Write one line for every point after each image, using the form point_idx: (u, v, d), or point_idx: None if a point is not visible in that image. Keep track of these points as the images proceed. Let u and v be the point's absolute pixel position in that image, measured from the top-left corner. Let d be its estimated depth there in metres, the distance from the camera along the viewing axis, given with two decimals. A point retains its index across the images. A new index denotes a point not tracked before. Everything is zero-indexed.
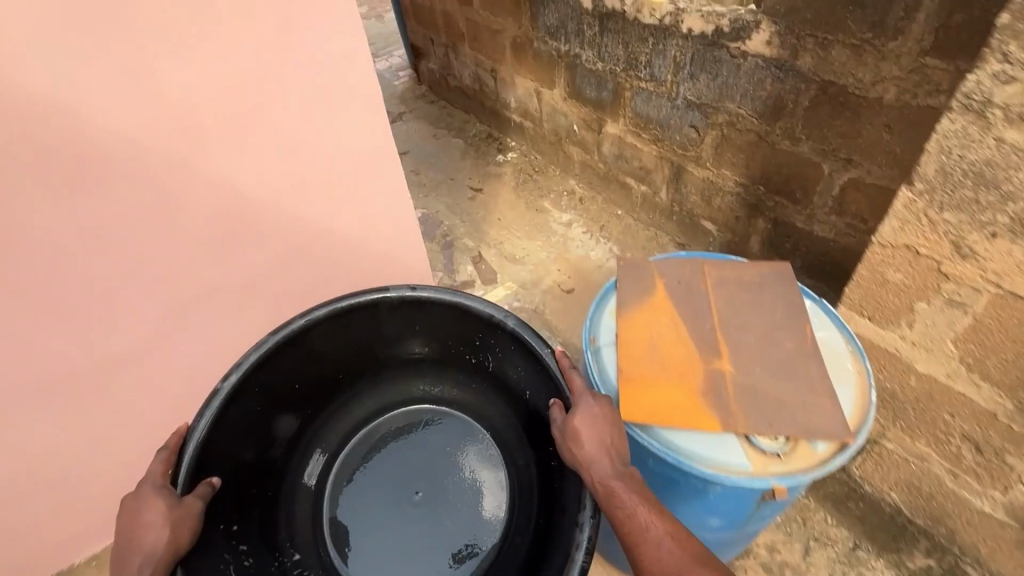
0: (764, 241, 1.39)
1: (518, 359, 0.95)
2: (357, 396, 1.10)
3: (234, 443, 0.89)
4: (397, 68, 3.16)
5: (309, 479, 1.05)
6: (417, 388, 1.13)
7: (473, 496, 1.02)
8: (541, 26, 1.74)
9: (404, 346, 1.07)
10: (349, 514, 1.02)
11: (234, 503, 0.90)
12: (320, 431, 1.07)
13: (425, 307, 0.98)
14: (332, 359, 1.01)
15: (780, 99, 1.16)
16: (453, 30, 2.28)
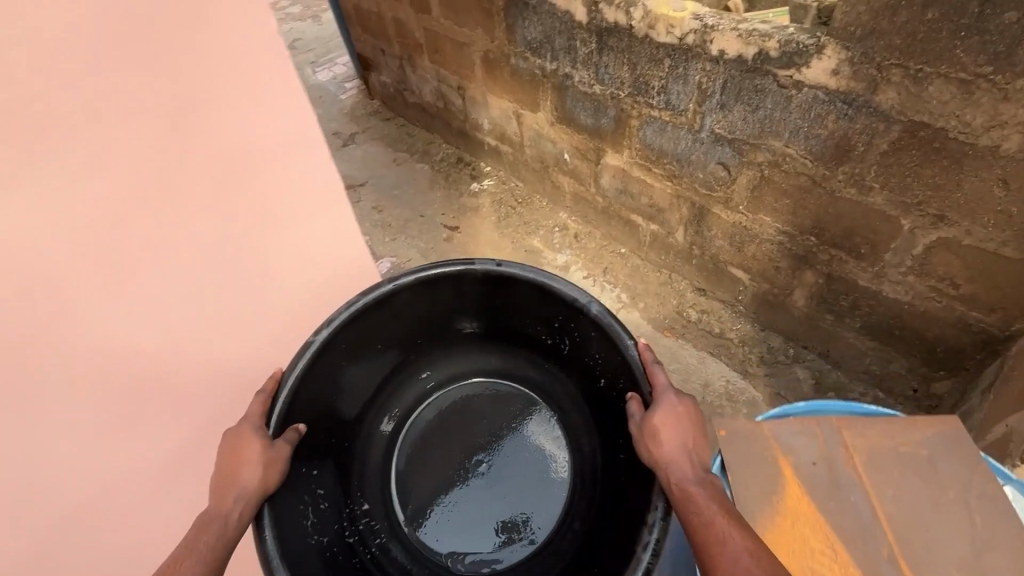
0: (811, 296, 1.18)
1: (597, 344, 0.98)
2: (433, 360, 1.22)
3: (318, 395, 0.96)
4: (343, 79, 2.81)
5: (383, 434, 1.17)
6: (491, 360, 1.24)
7: (536, 466, 1.12)
8: (519, 40, 1.46)
9: (484, 317, 1.14)
10: (414, 471, 1.15)
11: (314, 455, 0.98)
12: (388, 400, 1.18)
13: (508, 285, 1.02)
14: (415, 321, 1.10)
15: (845, 140, 0.93)
16: (407, 40, 1.95)
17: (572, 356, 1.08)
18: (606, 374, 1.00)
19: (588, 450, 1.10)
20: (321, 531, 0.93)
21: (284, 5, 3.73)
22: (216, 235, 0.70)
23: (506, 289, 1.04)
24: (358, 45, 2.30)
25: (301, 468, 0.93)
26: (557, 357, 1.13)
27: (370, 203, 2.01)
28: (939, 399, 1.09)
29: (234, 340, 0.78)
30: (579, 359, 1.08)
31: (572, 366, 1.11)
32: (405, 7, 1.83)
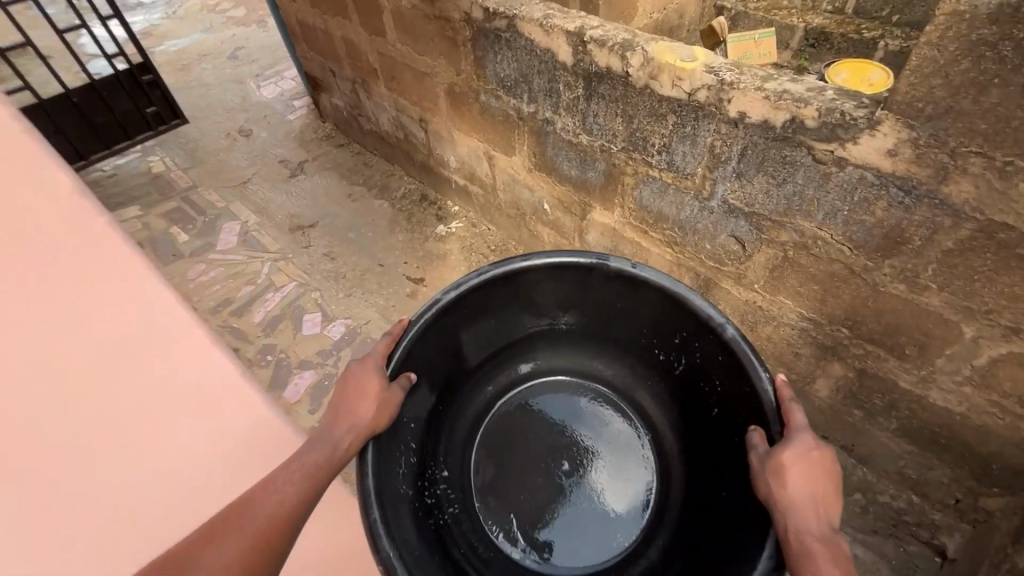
0: (835, 388, 1.01)
1: (717, 370, 1.00)
2: (540, 350, 1.29)
3: (444, 345, 1.08)
4: (291, 96, 2.52)
5: (481, 401, 1.25)
6: (594, 363, 1.27)
7: (617, 482, 1.14)
8: (490, 76, 1.24)
9: (601, 322, 1.19)
10: (497, 447, 1.19)
11: (418, 419, 1.05)
12: (493, 370, 1.26)
13: (636, 291, 1.07)
14: (534, 305, 1.18)
15: (897, 232, 0.76)
16: (359, 63, 1.70)
17: (685, 376, 1.10)
18: (721, 403, 1.01)
19: (676, 480, 1.12)
20: (410, 488, 0.98)
21: (227, 9, 3.39)
22: None
23: (635, 293, 1.07)
24: (306, 63, 2.03)
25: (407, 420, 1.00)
26: (668, 376, 1.16)
27: (322, 248, 1.76)
28: (988, 513, 0.93)
29: None
30: (690, 380, 1.10)
31: (681, 386, 1.13)
32: (355, 27, 1.58)
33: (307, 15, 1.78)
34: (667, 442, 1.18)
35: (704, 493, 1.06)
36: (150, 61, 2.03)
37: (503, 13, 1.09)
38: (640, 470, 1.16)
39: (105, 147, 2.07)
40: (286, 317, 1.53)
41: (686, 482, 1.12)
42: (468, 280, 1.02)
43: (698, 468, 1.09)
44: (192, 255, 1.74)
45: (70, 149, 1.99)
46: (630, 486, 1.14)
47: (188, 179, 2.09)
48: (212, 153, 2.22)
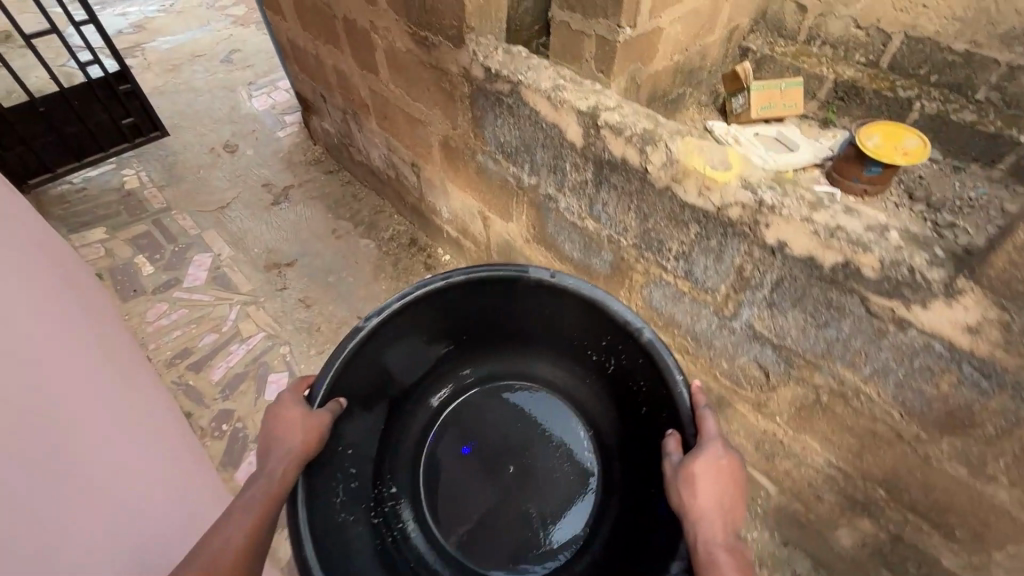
0: (861, 541, 0.88)
1: (642, 372, 1.01)
2: (476, 358, 1.28)
3: (381, 367, 1.10)
4: (283, 110, 2.37)
5: (425, 414, 1.25)
6: (535, 366, 1.27)
7: (563, 485, 1.15)
8: (488, 138, 1.09)
9: (535, 327, 1.19)
10: (445, 454, 1.20)
11: (356, 442, 1.06)
12: (438, 378, 1.26)
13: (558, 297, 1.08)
14: (465, 318, 1.18)
15: (966, 412, 0.62)
16: (352, 95, 1.55)
17: (617, 377, 1.10)
18: (649, 403, 1.02)
19: (617, 476, 1.13)
20: (346, 511, 0.98)
21: (226, 7, 3.23)
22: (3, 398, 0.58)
23: (559, 301, 1.06)
24: (297, 83, 1.88)
25: (339, 448, 1.01)
26: (603, 376, 1.15)
27: (298, 293, 1.60)
28: None
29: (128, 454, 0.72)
30: (624, 383, 1.09)
31: (617, 388, 1.12)
32: (347, 58, 1.43)
33: (298, 36, 1.62)
34: (609, 436, 1.18)
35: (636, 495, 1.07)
36: (128, 70, 1.88)
37: (509, 77, 0.94)
38: (581, 459, 1.17)
39: (74, 159, 1.91)
40: (249, 377, 1.38)
41: (626, 475, 1.12)
42: (391, 304, 1.02)
43: (635, 467, 1.10)
44: (155, 292, 1.59)
45: (35, 161, 1.83)
46: (573, 477, 1.16)
47: (162, 199, 1.93)
48: (192, 170, 2.06)
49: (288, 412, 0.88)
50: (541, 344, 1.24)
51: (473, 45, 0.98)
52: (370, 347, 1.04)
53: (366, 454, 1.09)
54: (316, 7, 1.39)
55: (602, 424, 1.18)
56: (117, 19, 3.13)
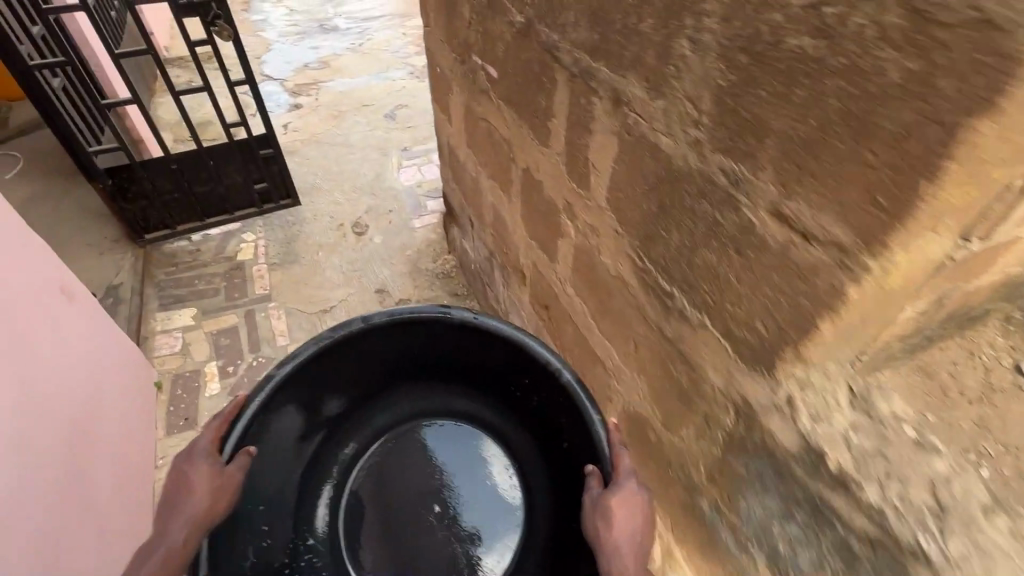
0: None
1: (562, 409, 0.84)
2: (385, 402, 1.03)
3: (290, 412, 0.88)
4: (427, 191, 2.04)
5: (338, 467, 1.00)
6: (458, 403, 1.03)
7: (496, 527, 0.93)
8: (743, 516, 0.54)
9: (450, 358, 0.98)
10: (366, 495, 0.97)
11: (266, 493, 0.88)
12: (358, 421, 1.02)
13: (485, 337, 0.90)
14: (384, 357, 0.96)
15: None
16: (505, 245, 1.10)
17: (539, 418, 0.92)
18: (571, 445, 0.84)
19: (543, 519, 0.92)
20: None
21: (409, 56, 3.08)
22: (32, 440, 0.87)
23: (483, 343, 0.91)
24: (448, 189, 1.49)
25: (245, 507, 0.82)
26: (524, 413, 0.96)
27: None
28: None
29: (75, 489, 0.95)
30: (546, 420, 0.91)
31: (539, 426, 0.94)
32: (513, 210, 0.96)
33: (461, 148, 1.21)
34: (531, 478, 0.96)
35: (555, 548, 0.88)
36: (273, 134, 1.63)
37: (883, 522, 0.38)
38: (511, 495, 0.95)
39: (197, 218, 1.70)
40: None
41: (553, 503, 0.92)
42: (303, 348, 0.84)
43: (561, 509, 0.90)
44: None
45: (155, 216, 1.64)
46: (501, 513, 0.94)
47: (266, 283, 1.64)
48: (309, 250, 1.76)
49: (194, 459, 0.72)
50: (465, 377, 1.01)
51: (791, 386, 0.44)
52: (279, 399, 0.84)
53: (275, 501, 0.90)
54: (493, 136, 0.96)
55: (525, 463, 0.97)
56: (308, 54, 3.13)
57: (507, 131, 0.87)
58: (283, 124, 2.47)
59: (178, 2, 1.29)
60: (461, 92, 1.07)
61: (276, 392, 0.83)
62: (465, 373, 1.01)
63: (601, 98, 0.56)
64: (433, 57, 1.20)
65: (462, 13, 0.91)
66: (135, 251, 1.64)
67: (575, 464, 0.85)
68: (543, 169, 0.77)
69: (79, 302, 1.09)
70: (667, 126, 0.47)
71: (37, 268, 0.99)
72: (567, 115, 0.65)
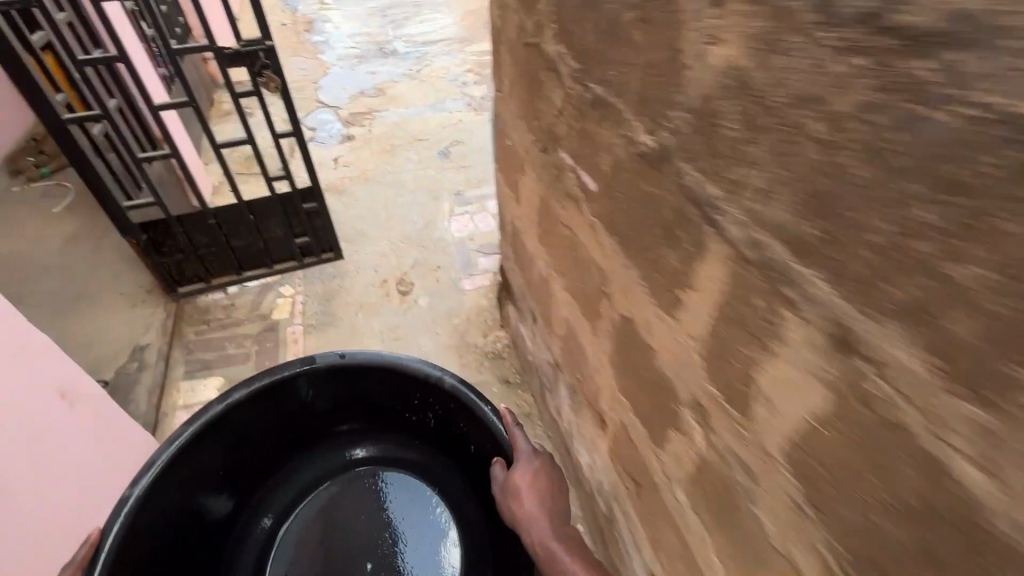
0: None
1: (457, 415, 1.13)
2: (281, 482, 1.24)
3: (168, 508, 1.01)
4: (481, 243, 1.85)
5: (261, 533, 1.19)
6: (359, 452, 1.29)
7: (432, 543, 1.17)
8: None
9: (306, 410, 1.20)
10: (294, 547, 1.17)
11: (175, 563, 1.05)
12: (255, 510, 1.20)
13: (352, 374, 1.15)
14: (262, 432, 1.17)
15: None
16: (577, 369, 0.88)
17: (438, 428, 1.19)
18: (478, 446, 1.11)
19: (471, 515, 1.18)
20: None
21: (467, 85, 2.92)
22: None
23: (356, 378, 1.17)
24: (507, 266, 1.29)
25: None
26: (426, 432, 1.24)
27: None
28: None
29: None
30: (443, 431, 1.20)
31: (434, 439, 1.23)
32: (598, 345, 0.75)
33: (528, 236, 1.01)
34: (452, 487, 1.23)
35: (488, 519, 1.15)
36: (317, 188, 1.48)
37: None
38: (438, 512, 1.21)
39: (234, 272, 1.57)
40: None
41: (479, 507, 1.19)
42: (157, 455, 0.98)
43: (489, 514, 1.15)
44: None
45: (191, 270, 1.51)
46: (429, 533, 1.18)
47: (300, 348, 1.48)
48: (349, 310, 1.59)
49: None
50: (356, 424, 1.28)
51: None
52: (145, 514, 0.96)
53: None
54: (577, 251, 0.75)
55: (436, 474, 1.24)
56: (365, 79, 3.03)
57: (601, 259, 0.66)
58: (334, 158, 2.36)
59: (224, 51, 1.15)
60: (536, 181, 0.87)
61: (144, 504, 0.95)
62: (358, 422, 1.27)
63: (804, 325, 0.34)
64: (504, 128, 1.01)
65: (550, 97, 0.71)
66: (169, 304, 1.52)
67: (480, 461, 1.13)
68: (657, 336, 0.55)
69: (80, 406, 0.95)
70: (986, 460, 0.25)
71: (36, 372, 0.86)
72: (718, 304, 0.43)
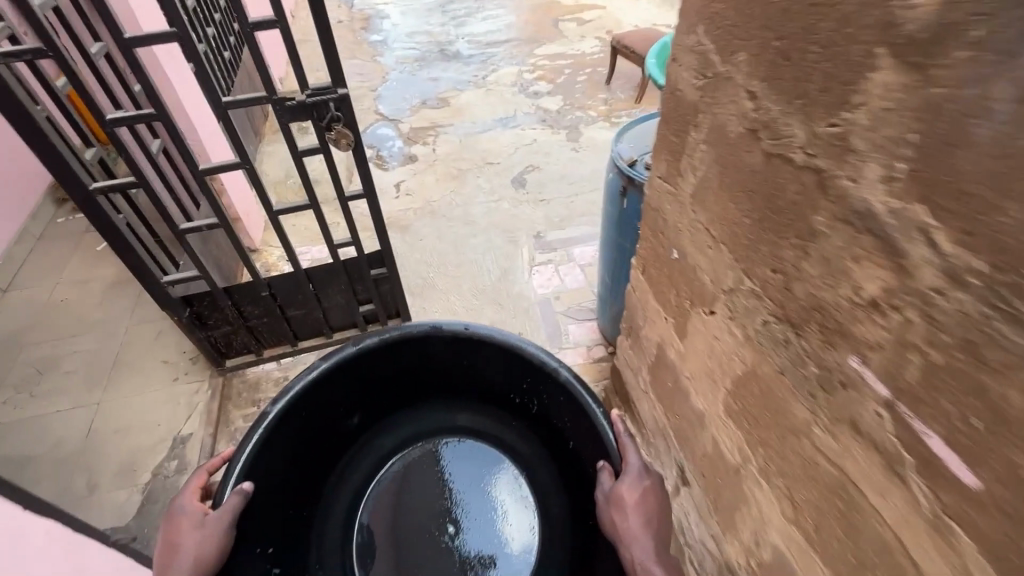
0: None
1: (564, 412, 0.94)
2: (385, 429, 1.13)
3: (291, 438, 0.95)
4: (571, 303, 1.57)
5: (355, 480, 1.09)
6: (461, 419, 1.15)
7: (512, 521, 1.04)
8: None
9: (426, 370, 1.08)
10: (385, 491, 1.08)
11: (288, 494, 0.97)
12: (355, 459, 1.10)
13: (476, 347, 1.00)
14: (379, 381, 1.05)
15: None
16: None
17: (541, 421, 1.04)
18: (575, 438, 0.94)
19: (560, 513, 1.02)
20: None
21: (539, 95, 2.60)
22: None
23: (476, 351, 1.02)
24: (627, 378, 0.99)
25: (254, 549, 0.88)
26: (527, 418, 1.08)
27: None
28: None
29: None
30: (547, 423, 1.03)
31: (539, 428, 1.06)
32: None
33: (695, 387, 0.71)
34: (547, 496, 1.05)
35: (580, 535, 0.97)
36: (389, 252, 1.22)
37: None
38: (519, 492, 1.07)
39: (288, 342, 1.33)
40: None
41: (569, 518, 1.01)
42: (295, 385, 0.91)
43: (578, 524, 0.98)
44: None
45: (240, 342, 1.28)
46: (509, 507, 1.06)
47: None
48: None
49: (183, 519, 0.76)
50: (468, 394, 1.12)
51: None
52: (275, 437, 0.90)
53: (285, 542, 0.96)
54: (853, 513, 0.45)
55: (533, 465, 1.08)
56: (427, 87, 2.77)
57: None
58: (395, 184, 2.10)
59: (285, 102, 0.89)
60: (742, 346, 0.57)
61: (278, 425, 0.90)
62: (469, 391, 1.12)
63: None
64: (668, 232, 0.71)
65: (836, 269, 0.41)
66: (213, 380, 1.30)
67: (578, 462, 0.96)
68: None
69: None
70: None
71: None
72: None
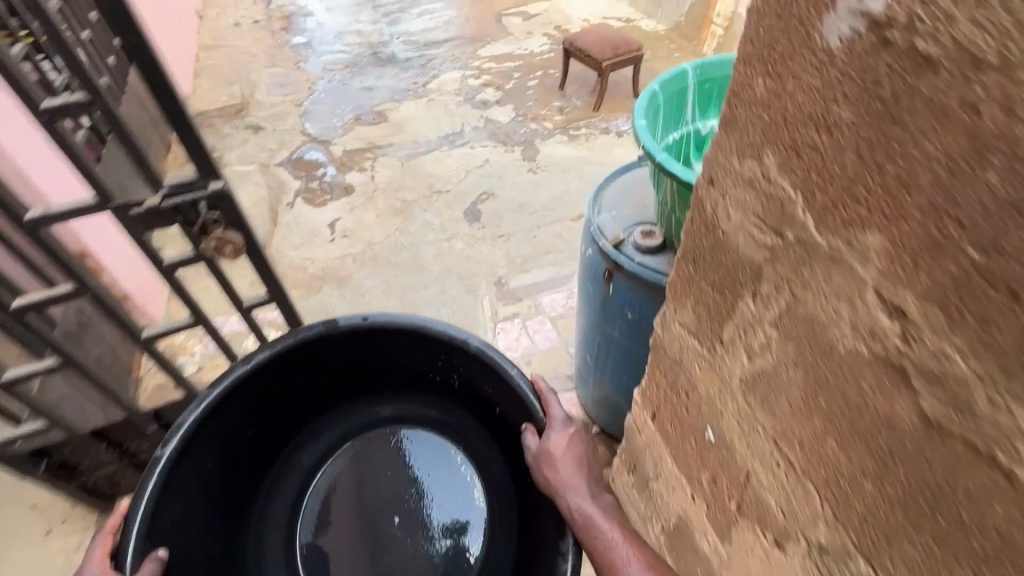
0: None
1: (483, 377, 0.79)
2: (303, 440, 0.90)
3: (200, 477, 0.74)
4: (539, 372, 1.37)
5: (286, 496, 0.88)
6: (384, 413, 0.93)
7: (461, 487, 0.89)
8: None
9: (333, 372, 0.86)
10: (323, 504, 0.88)
11: (203, 536, 0.76)
12: (276, 481, 0.88)
13: (382, 336, 0.81)
14: (281, 393, 0.83)
15: None
16: None
17: (466, 396, 0.86)
18: (504, 405, 0.79)
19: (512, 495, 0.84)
20: None
21: (488, 105, 2.33)
22: None
23: (382, 340, 0.82)
24: (627, 512, 0.80)
25: None
26: (452, 400, 0.89)
27: None
28: None
29: None
30: (470, 399, 0.86)
31: (463, 405, 0.88)
32: None
33: None
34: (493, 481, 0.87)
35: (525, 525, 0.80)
36: None
37: None
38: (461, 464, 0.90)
39: None
40: None
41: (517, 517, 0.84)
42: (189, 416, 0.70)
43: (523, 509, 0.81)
44: None
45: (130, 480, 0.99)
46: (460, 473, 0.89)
47: None
48: None
49: None
50: (387, 386, 0.91)
51: None
52: (178, 483, 0.70)
53: None
54: None
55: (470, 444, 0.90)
56: (360, 99, 2.45)
57: None
58: (329, 224, 1.81)
59: (130, 210, 0.62)
60: None
61: (176, 469, 0.69)
62: (386, 381, 0.90)
63: None
64: (697, 400, 0.50)
65: None
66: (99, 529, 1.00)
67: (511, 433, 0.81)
68: None
69: None
70: None
71: None
72: None
